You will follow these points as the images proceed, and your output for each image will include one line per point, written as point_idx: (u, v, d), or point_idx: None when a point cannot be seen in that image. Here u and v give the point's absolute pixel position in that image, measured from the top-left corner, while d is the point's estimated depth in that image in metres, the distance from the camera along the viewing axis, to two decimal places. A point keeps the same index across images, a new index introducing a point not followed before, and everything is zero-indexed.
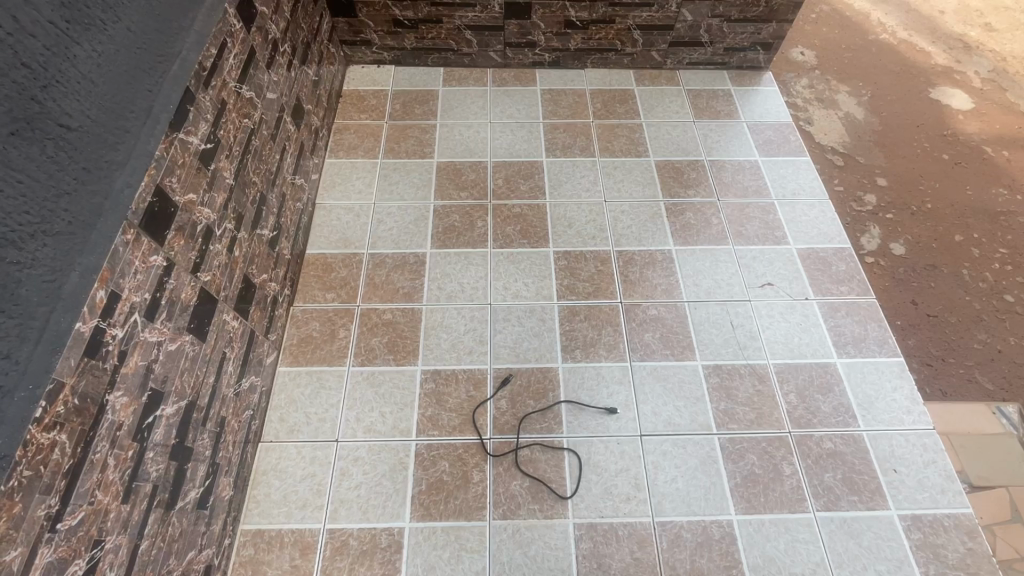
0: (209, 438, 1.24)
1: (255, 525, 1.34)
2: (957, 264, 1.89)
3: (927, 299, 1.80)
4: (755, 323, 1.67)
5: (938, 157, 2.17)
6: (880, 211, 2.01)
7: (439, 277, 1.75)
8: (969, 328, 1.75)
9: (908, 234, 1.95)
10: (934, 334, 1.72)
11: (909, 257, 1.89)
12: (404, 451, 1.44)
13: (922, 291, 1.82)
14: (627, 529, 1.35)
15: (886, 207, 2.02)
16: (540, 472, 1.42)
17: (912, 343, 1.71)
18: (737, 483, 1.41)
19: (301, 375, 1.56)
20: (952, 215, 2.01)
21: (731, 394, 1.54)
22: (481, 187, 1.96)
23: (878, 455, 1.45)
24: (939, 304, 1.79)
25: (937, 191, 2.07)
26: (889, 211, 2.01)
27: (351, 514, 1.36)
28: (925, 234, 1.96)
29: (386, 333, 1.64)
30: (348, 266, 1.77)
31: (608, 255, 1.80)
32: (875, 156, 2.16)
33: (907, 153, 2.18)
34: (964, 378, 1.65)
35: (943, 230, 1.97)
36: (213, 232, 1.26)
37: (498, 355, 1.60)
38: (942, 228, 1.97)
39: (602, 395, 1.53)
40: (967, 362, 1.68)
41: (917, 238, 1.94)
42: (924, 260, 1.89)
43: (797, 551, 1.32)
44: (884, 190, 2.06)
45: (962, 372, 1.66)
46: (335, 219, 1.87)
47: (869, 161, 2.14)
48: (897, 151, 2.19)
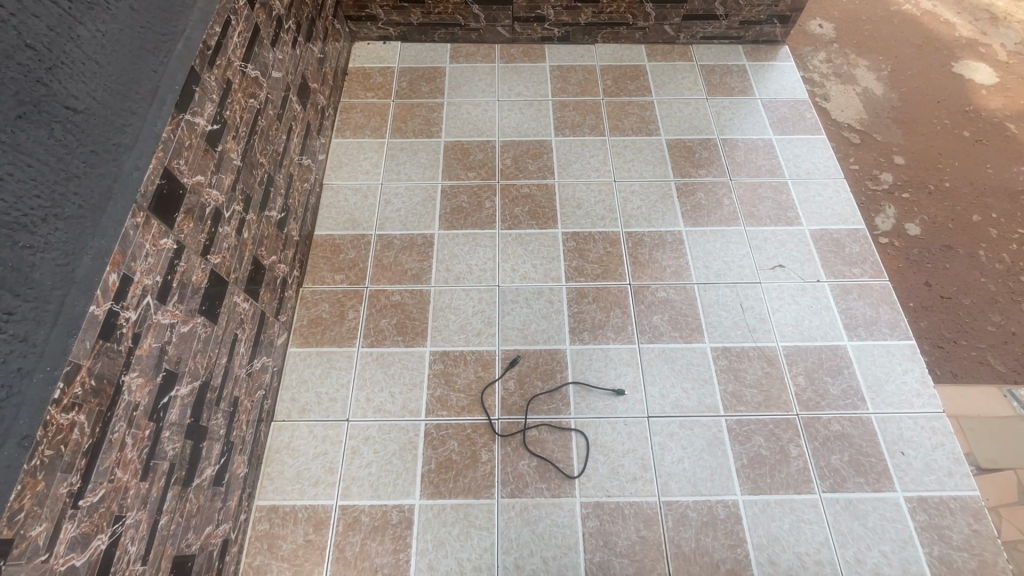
0: (223, 417, 1.26)
1: (270, 500, 1.38)
2: (973, 245, 1.85)
3: (941, 281, 1.77)
4: (766, 306, 1.65)
5: (959, 135, 2.11)
6: (896, 190, 1.96)
7: (448, 258, 1.75)
8: (983, 310, 1.72)
9: (924, 215, 1.91)
10: (946, 316, 1.70)
11: (925, 238, 1.86)
12: (414, 431, 1.47)
13: (935, 273, 1.79)
14: (633, 509, 1.37)
15: (902, 186, 1.97)
16: (548, 452, 1.43)
17: (925, 325, 1.68)
18: (744, 463, 1.42)
19: (311, 356, 1.58)
20: (970, 195, 1.96)
21: (739, 375, 1.54)
22: (489, 167, 1.94)
23: (886, 438, 1.45)
24: (952, 286, 1.77)
25: (955, 169, 2.02)
26: (905, 190, 1.96)
27: (362, 491, 1.39)
28: (942, 214, 1.91)
29: (395, 314, 1.65)
30: (356, 248, 1.77)
31: (617, 236, 1.78)
32: (893, 133, 2.11)
33: (926, 130, 2.12)
34: (976, 360, 1.63)
35: (961, 210, 1.92)
36: (222, 213, 1.26)
37: (506, 336, 1.61)
38: (959, 208, 1.93)
39: (611, 377, 1.54)
40: (980, 345, 1.66)
41: (934, 219, 1.90)
42: (939, 240, 1.86)
43: (802, 531, 1.33)
44: (901, 168, 2.02)
45: (974, 355, 1.64)
46: (344, 199, 1.87)
47: (886, 138, 2.09)
48: (916, 128, 2.13)
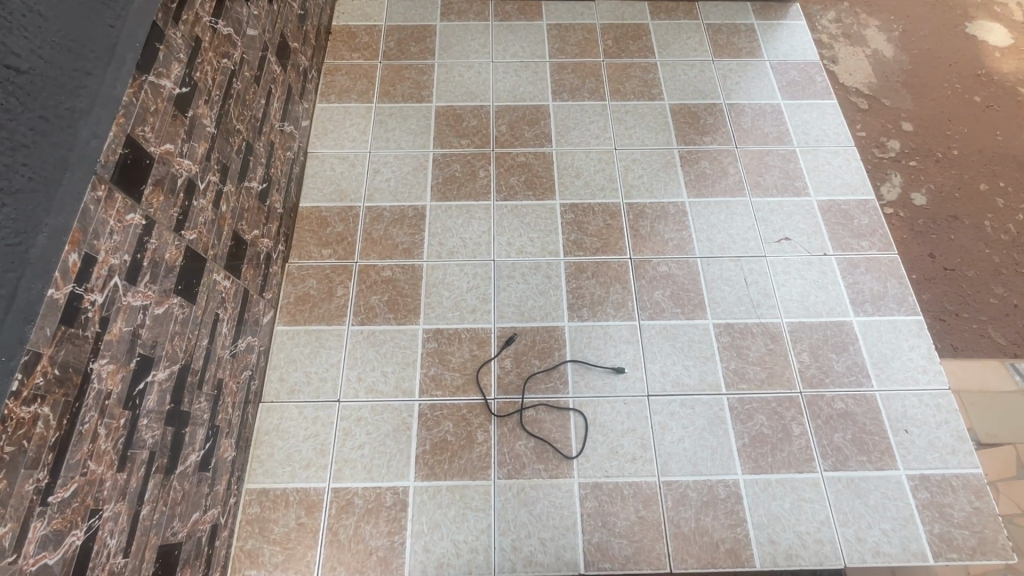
0: (207, 401, 1.20)
1: (261, 483, 1.34)
2: (979, 215, 1.79)
3: (945, 252, 1.72)
4: (771, 281, 1.60)
5: (970, 100, 2.02)
6: (903, 158, 1.88)
7: (440, 231, 1.67)
8: (987, 282, 1.67)
9: (931, 184, 1.84)
10: (950, 288, 1.65)
11: (931, 208, 1.79)
12: (407, 412, 1.42)
13: (940, 244, 1.73)
14: (633, 489, 1.34)
15: (909, 154, 1.89)
16: (545, 432, 1.40)
17: (928, 298, 1.64)
18: (745, 443, 1.39)
19: (299, 334, 1.52)
20: (978, 162, 1.89)
21: (742, 352, 1.50)
22: (483, 134, 1.84)
23: (890, 415, 1.42)
24: (957, 257, 1.71)
25: (965, 136, 1.94)
26: (912, 158, 1.89)
27: (355, 473, 1.36)
28: (949, 183, 1.84)
29: (386, 291, 1.58)
30: (344, 220, 1.69)
31: (618, 208, 1.71)
32: (901, 98, 2.01)
33: (936, 95, 2.02)
34: (977, 334, 1.59)
35: (968, 179, 1.85)
36: (197, 184, 1.17)
37: (502, 313, 1.55)
38: (967, 176, 1.86)
39: (610, 355, 1.49)
40: (981, 317, 1.62)
41: (941, 189, 1.83)
42: (946, 210, 1.79)
43: (803, 510, 1.32)
44: (909, 135, 1.93)
45: (975, 328, 1.60)
46: (329, 169, 1.77)
47: (894, 103, 2.00)
48: (926, 92, 2.03)
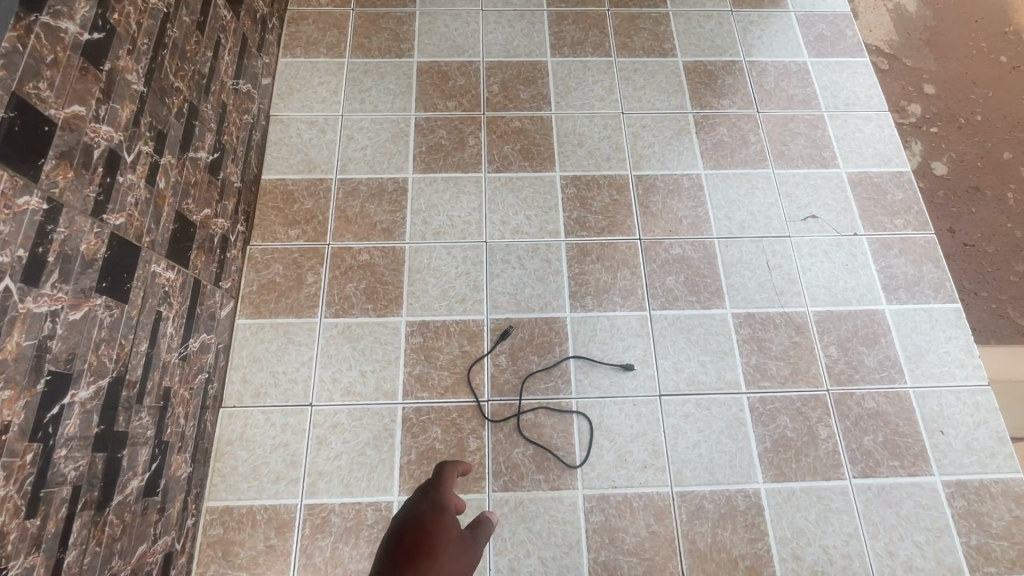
0: (150, 415, 1.02)
1: (223, 501, 1.18)
2: (1003, 186, 1.62)
3: (965, 226, 1.56)
4: (795, 265, 1.43)
5: (995, 60, 1.81)
6: (924, 124, 1.71)
7: (425, 208, 1.46)
8: (1008, 259, 1.52)
9: (952, 152, 1.67)
10: (967, 265, 1.51)
11: (952, 179, 1.63)
12: (389, 417, 1.26)
13: (959, 217, 1.57)
14: (643, 501, 1.20)
15: (931, 119, 1.71)
16: (546, 439, 1.24)
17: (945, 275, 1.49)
18: (767, 447, 1.25)
19: (264, 329, 1.33)
20: (1005, 129, 1.71)
21: (764, 346, 1.34)
22: (472, 95, 1.61)
23: (925, 415, 1.29)
24: (978, 232, 1.55)
25: (992, 101, 1.75)
26: (934, 124, 1.71)
27: (331, 487, 1.20)
28: (970, 152, 1.67)
29: (363, 277, 1.38)
30: (313, 195, 1.47)
31: (625, 181, 1.51)
32: (924, 58, 1.81)
33: (961, 55, 1.82)
34: (993, 314, 1.46)
35: (992, 146, 1.68)
36: (123, 156, 0.95)
37: (495, 303, 1.37)
38: (991, 143, 1.68)
39: (617, 350, 1.33)
40: (1000, 297, 1.48)
41: (962, 157, 1.66)
42: (966, 180, 1.62)
43: (829, 522, 1.20)
44: (932, 99, 1.74)
45: (992, 308, 1.47)
46: (296, 135, 1.54)
47: (917, 63, 1.79)
48: (950, 51, 1.82)
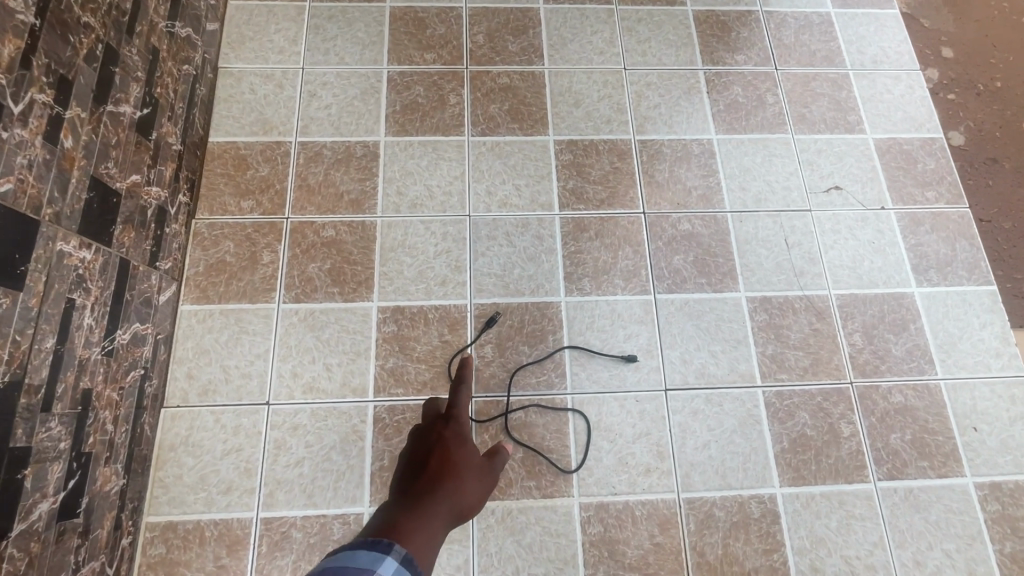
0: (64, 425, 0.85)
1: (165, 516, 1.02)
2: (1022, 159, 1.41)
3: (980, 200, 1.36)
4: (816, 243, 1.28)
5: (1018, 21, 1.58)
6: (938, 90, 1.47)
7: (399, 176, 1.28)
8: None
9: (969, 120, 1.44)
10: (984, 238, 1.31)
11: (967, 149, 1.41)
12: (359, 417, 1.10)
13: (974, 189, 1.37)
14: (646, 509, 1.07)
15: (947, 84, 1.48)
16: (538, 440, 1.10)
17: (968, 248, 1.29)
18: (784, 448, 1.12)
19: (213, 316, 1.15)
20: None
21: (781, 334, 1.20)
22: (453, 47, 1.40)
23: (956, 410, 1.16)
24: (994, 206, 1.35)
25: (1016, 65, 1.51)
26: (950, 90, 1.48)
27: (292, 498, 1.05)
28: (988, 120, 1.45)
29: (327, 257, 1.20)
30: (269, 161, 1.27)
31: (627, 147, 1.33)
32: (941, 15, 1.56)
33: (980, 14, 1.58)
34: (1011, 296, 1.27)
35: (1013, 115, 1.46)
36: (7, 105, 0.76)
37: (480, 286, 1.20)
38: (1012, 112, 1.46)
39: (617, 339, 1.17)
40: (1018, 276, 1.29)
41: (978, 127, 1.44)
42: (983, 151, 1.41)
43: (851, 530, 1.07)
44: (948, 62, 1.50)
45: (1011, 288, 1.28)
46: (248, 91, 1.33)
47: (933, 22, 1.55)
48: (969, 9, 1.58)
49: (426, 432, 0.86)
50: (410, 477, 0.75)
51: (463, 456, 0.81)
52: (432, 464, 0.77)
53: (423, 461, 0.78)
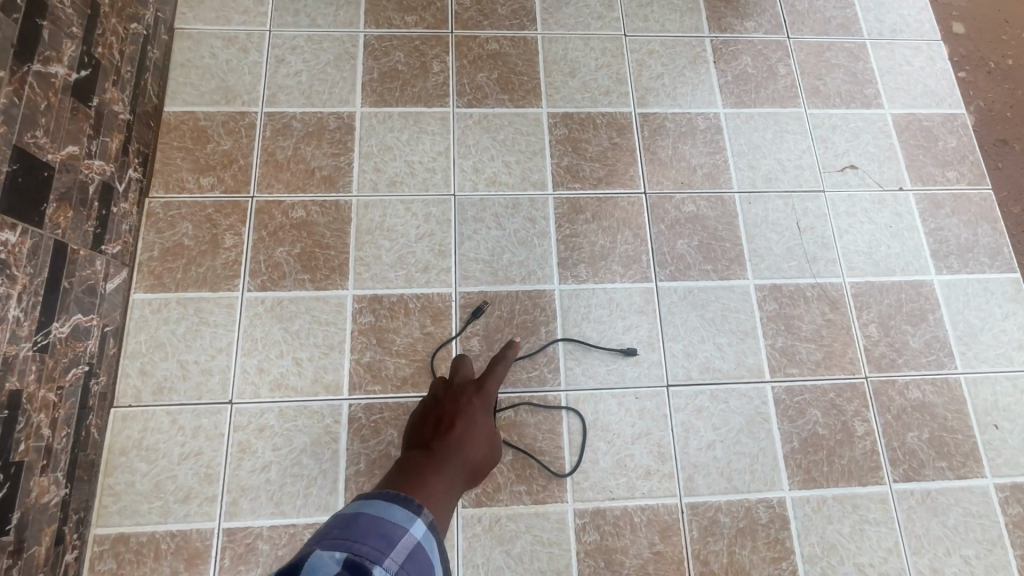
0: None
1: (116, 528, 0.92)
2: None
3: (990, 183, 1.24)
4: (830, 227, 1.18)
5: None
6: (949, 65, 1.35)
7: (377, 152, 1.16)
8: None
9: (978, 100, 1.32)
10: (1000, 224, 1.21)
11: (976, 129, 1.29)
12: (332, 417, 1.00)
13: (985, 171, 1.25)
14: (646, 516, 0.99)
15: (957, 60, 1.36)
16: (528, 441, 1.01)
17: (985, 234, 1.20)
18: (794, 448, 1.04)
19: (169, 306, 1.04)
20: None
21: (792, 326, 1.11)
22: (437, 9, 1.27)
23: (976, 406, 1.08)
24: (1004, 191, 1.24)
25: None
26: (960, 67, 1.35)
27: (257, 506, 0.95)
28: (998, 100, 1.33)
29: (297, 240, 1.09)
30: (232, 134, 1.15)
31: (628, 121, 1.22)
32: None
33: None
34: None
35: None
36: None
37: (465, 273, 1.09)
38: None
39: (616, 331, 1.08)
40: None
41: (988, 107, 1.32)
42: (993, 132, 1.29)
43: (865, 536, 1.00)
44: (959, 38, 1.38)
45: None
46: (208, 55, 1.20)
47: None
48: None
49: (443, 389, 0.93)
50: (425, 437, 0.83)
51: (477, 420, 0.86)
52: (447, 426, 0.84)
53: (439, 420, 0.86)
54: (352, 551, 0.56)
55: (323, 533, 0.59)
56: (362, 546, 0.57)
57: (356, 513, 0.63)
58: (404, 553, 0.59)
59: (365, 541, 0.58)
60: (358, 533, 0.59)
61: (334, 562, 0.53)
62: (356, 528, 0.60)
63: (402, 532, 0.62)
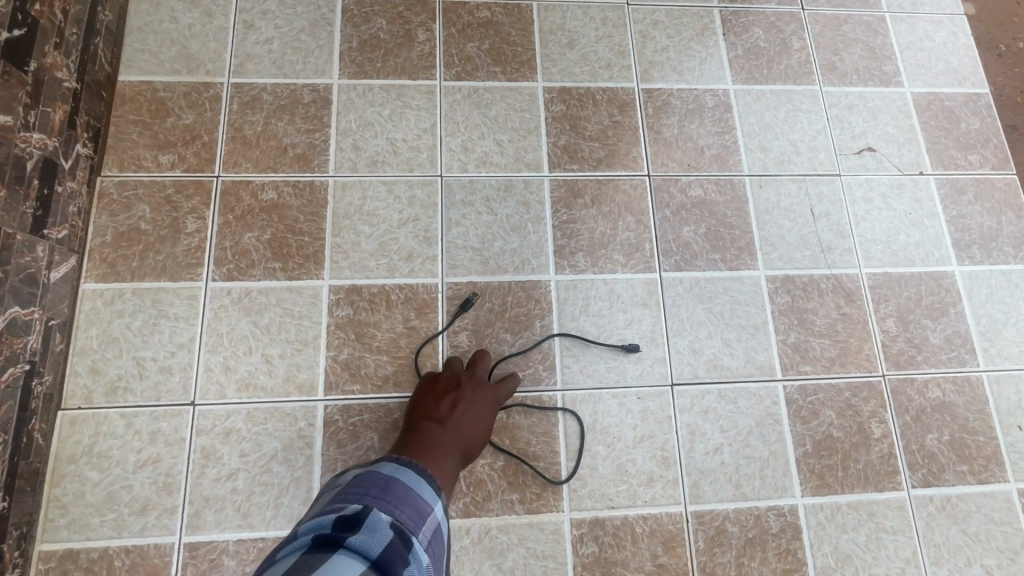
0: None
1: (64, 544, 0.83)
2: None
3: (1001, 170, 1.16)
4: (847, 213, 1.10)
5: None
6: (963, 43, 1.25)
7: (356, 128, 1.05)
8: None
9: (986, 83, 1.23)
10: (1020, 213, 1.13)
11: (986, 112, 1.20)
12: (306, 420, 0.91)
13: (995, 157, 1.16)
14: (649, 525, 0.91)
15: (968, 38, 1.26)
16: (522, 445, 0.93)
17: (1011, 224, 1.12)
18: (806, 451, 0.97)
19: (124, 297, 0.94)
20: None
21: (806, 320, 1.03)
22: None
23: (999, 406, 1.02)
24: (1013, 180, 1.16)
25: None
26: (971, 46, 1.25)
27: (223, 518, 0.86)
28: (1008, 84, 1.24)
29: (267, 224, 0.99)
30: (194, 107, 1.04)
31: (630, 97, 1.12)
32: None
33: None
34: None
35: None
36: None
37: (453, 262, 1.00)
38: None
39: (616, 325, 0.99)
40: None
41: (997, 91, 1.23)
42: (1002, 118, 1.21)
43: (881, 545, 0.93)
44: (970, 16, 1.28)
45: None
46: (168, 19, 1.08)
47: None
48: None
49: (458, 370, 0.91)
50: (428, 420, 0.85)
51: (486, 419, 0.87)
52: (453, 418, 0.85)
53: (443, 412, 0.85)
54: (397, 517, 0.66)
55: (368, 490, 0.69)
56: (401, 513, 0.68)
57: (394, 477, 0.72)
58: (430, 530, 0.69)
59: (404, 510, 0.68)
60: (399, 501, 0.68)
61: (387, 526, 0.63)
62: (397, 493, 0.70)
63: (431, 505, 0.72)
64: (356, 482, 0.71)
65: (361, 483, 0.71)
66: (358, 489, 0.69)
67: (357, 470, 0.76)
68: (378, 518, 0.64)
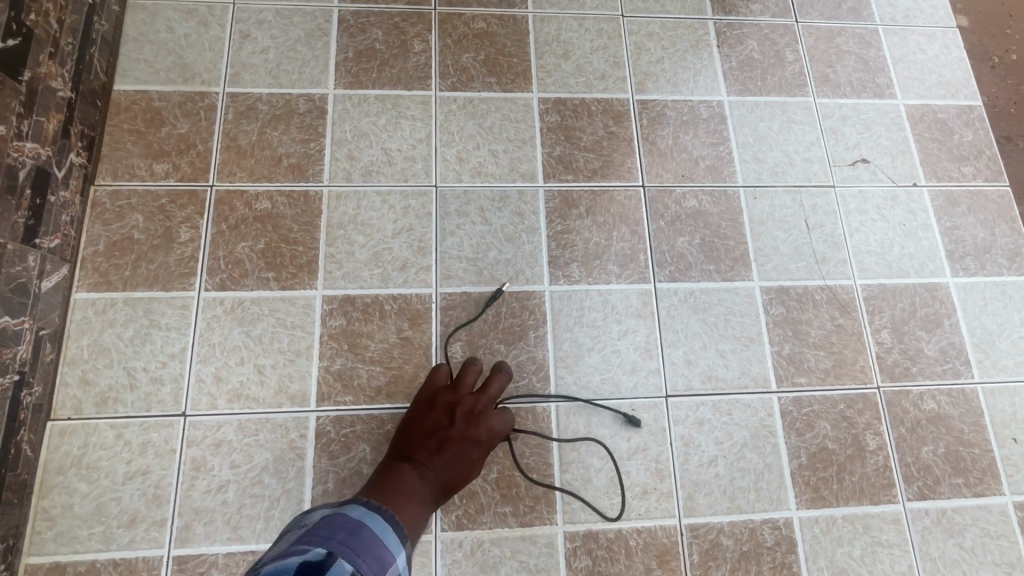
0: None
1: (51, 557, 0.82)
2: None
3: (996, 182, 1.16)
4: (841, 224, 1.10)
5: None
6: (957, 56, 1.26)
7: (351, 138, 1.06)
8: None
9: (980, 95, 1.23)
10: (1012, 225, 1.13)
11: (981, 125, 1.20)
12: (297, 431, 0.90)
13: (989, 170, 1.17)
14: (642, 539, 0.90)
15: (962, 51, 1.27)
16: (515, 458, 0.92)
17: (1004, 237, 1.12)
18: (801, 464, 0.96)
19: (116, 307, 0.93)
20: None
21: (801, 331, 1.03)
22: None
23: (994, 418, 1.01)
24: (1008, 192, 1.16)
25: None
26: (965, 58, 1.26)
27: (212, 531, 0.85)
28: (1001, 96, 1.24)
29: (261, 234, 0.99)
30: (189, 116, 1.04)
31: (625, 108, 1.13)
32: None
33: None
34: None
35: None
36: None
37: (447, 272, 1.00)
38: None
39: (610, 336, 0.99)
40: None
41: (989, 104, 1.23)
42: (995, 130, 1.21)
43: (877, 559, 0.93)
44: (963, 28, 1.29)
45: None
46: (164, 29, 1.08)
47: None
48: None
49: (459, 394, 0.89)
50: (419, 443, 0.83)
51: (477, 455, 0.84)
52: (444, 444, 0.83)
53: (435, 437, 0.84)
54: (357, 567, 0.63)
55: (332, 535, 0.66)
56: (362, 563, 0.64)
57: (362, 521, 0.70)
58: None
59: (365, 560, 0.65)
60: (361, 549, 0.66)
61: None
62: (364, 540, 0.67)
63: (397, 556, 0.69)
64: (324, 524, 0.69)
65: (327, 526, 0.68)
66: (324, 532, 0.67)
67: (327, 511, 0.74)
68: (340, 568, 0.61)
